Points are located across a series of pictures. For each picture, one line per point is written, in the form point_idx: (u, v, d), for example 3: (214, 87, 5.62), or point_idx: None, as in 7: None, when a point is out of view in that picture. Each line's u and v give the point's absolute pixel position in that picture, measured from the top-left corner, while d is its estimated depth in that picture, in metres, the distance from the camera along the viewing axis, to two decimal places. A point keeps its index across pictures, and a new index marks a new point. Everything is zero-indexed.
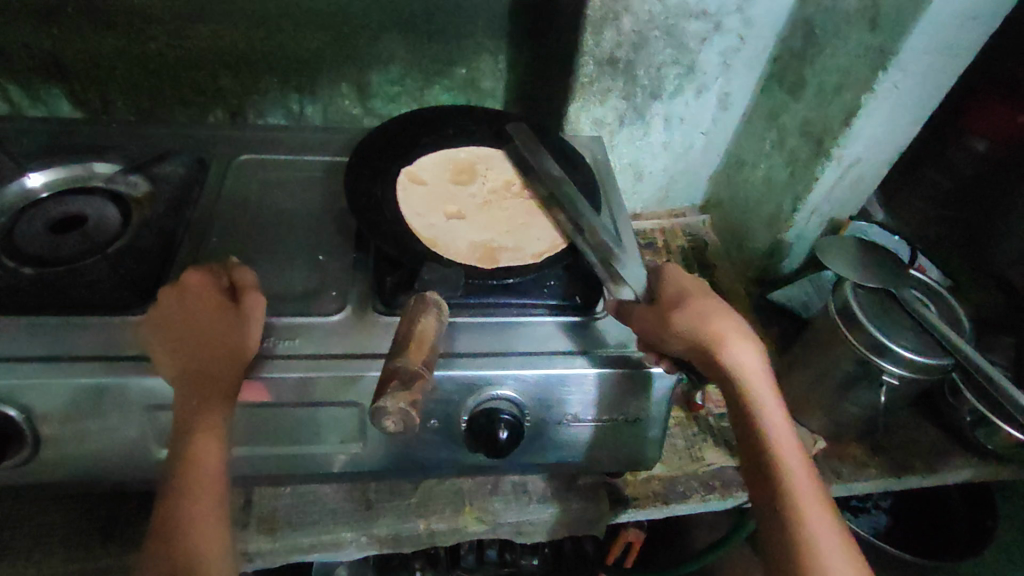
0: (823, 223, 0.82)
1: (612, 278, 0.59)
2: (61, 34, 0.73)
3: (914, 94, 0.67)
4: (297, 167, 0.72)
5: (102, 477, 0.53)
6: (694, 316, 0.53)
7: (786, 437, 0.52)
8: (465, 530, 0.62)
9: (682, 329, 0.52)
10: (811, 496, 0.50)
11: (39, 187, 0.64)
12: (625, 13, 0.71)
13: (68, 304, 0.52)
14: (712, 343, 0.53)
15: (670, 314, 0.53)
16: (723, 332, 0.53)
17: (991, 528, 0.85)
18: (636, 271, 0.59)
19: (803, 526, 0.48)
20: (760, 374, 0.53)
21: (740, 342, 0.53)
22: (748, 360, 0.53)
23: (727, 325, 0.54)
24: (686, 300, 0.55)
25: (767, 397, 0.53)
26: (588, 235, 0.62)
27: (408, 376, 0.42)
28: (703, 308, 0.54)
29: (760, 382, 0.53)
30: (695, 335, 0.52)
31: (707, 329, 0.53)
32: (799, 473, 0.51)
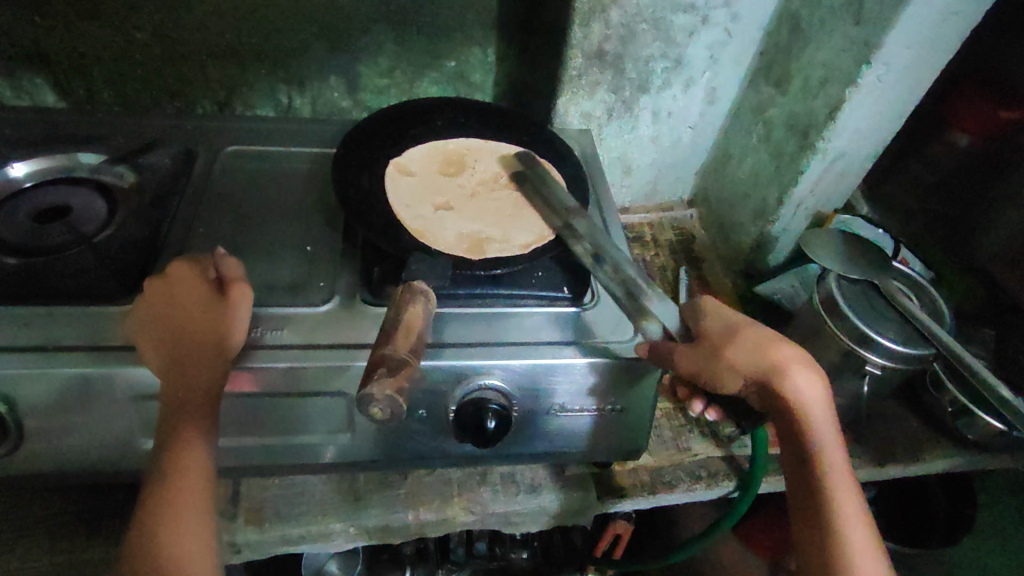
0: (808, 217, 0.84)
1: (641, 313, 0.57)
2: (46, 24, 0.72)
3: (898, 88, 0.67)
4: (285, 158, 0.72)
5: (87, 467, 0.53)
6: (750, 350, 0.53)
7: (841, 471, 0.53)
8: (453, 520, 0.62)
9: (740, 362, 0.52)
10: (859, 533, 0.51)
11: (23, 177, 0.64)
12: (612, 6, 0.71)
13: (52, 294, 0.52)
14: (771, 374, 0.52)
15: (725, 346, 0.53)
16: (784, 363, 0.52)
17: (972, 517, 0.87)
18: (667, 308, 0.57)
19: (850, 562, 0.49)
20: (822, 403, 0.53)
21: (803, 373, 0.53)
22: (811, 391, 0.53)
23: (788, 354, 0.53)
24: (738, 329, 0.54)
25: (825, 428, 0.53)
26: (608, 270, 0.59)
27: (394, 364, 0.42)
28: (758, 338, 0.54)
29: (822, 413, 0.53)
30: (754, 367, 0.53)
31: (767, 360, 0.53)
32: (851, 508, 0.52)
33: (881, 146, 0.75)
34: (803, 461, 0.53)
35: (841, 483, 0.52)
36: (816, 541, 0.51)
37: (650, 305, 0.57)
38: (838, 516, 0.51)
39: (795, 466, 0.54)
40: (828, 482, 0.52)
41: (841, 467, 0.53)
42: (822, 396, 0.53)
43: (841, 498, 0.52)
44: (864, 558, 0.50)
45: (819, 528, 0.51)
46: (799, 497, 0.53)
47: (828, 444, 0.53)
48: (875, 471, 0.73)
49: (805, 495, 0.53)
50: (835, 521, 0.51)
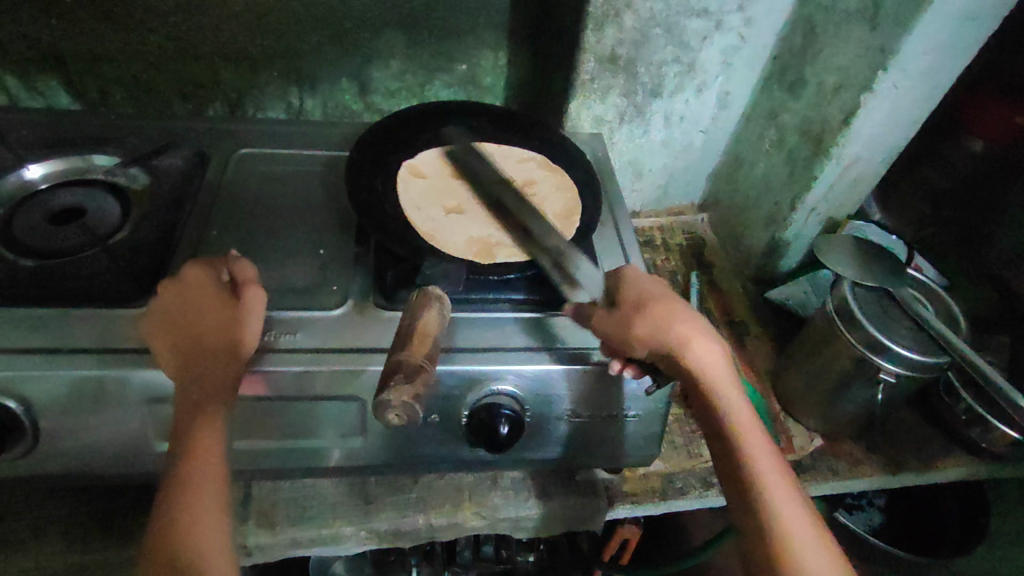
0: (822, 223, 0.83)
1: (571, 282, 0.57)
2: (61, 25, 0.73)
3: (914, 95, 0.67)
4: (297, 161, 0.72)
5: (100, 470, 0.53)
6: (655, 319, 0.53)
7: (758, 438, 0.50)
8: (464, 525, 0.62)
9: (643, 334, 0.52)
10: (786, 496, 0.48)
11: (38, 179, 0.64)
12: (626, 11, 0.71)
13: (68, 296, 0.53)
14: (674, 346, 0.52)
15: (633, 317, 0.52)
16: (685, 334, 0.53)
17: (985, 526, 0.86)
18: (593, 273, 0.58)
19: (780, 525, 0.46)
20: (725, 375, 0.53)
21: (702, 342, 0.53)
22: (710, 361, 0.52)
23: (687, 323, 0.53)
24: (645, 302, 0.54)
25: (733, 395, 0.52)
26: (541, 246, 0.60)
27: (411, 369, 0.42)
28: (663, 312, 0.53)
29: (725, 380, 0.52)
30: (659, 340, 0.52)
31: (670, 330, 0.53)
32: (776, 480, 0.48)
33: (895, 152, 0.74)
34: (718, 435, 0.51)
35: (761, 453, 0.49)
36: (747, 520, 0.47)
37: (577, 273, 0.58)
38: (764, 491, 0.48)
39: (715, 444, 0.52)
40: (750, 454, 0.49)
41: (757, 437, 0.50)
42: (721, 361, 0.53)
43: (764, 470, 0.48)
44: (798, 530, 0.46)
45: (748, 507, 0.48)
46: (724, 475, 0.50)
47: (740, 413, 0.51)
48: (886, 478, 0.74)
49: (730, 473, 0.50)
50: (763, 496, 0.47)
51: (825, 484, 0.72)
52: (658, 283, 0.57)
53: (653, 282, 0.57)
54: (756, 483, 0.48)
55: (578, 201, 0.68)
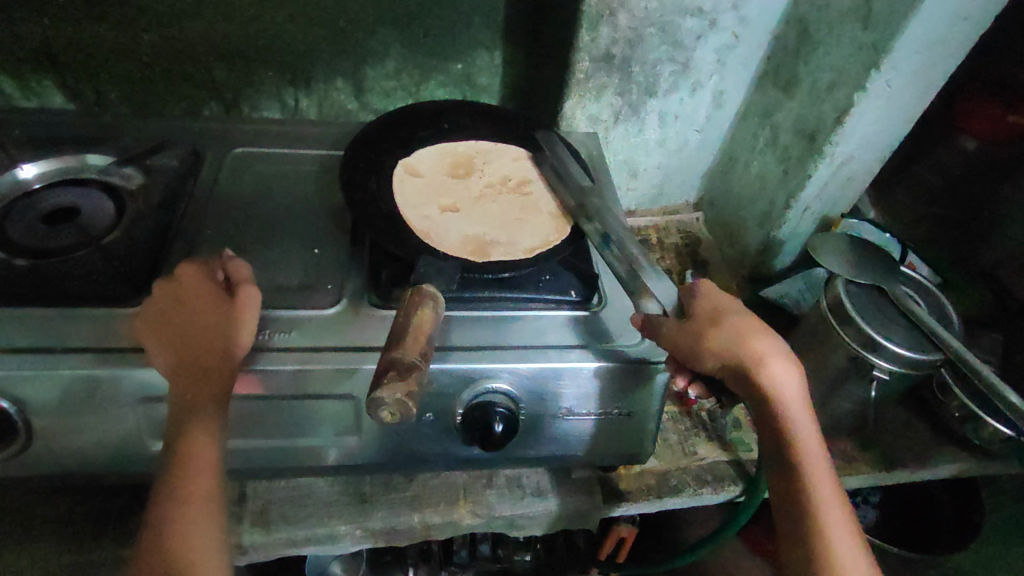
0: (816, 221, 0.83)
1: (641, 289, 0.56)
2: (55, 24, 0.73)
3: (905, 93, 0.67)
4: (292, 160, 0.72)
5: (94, 470, 0.53)
6: (730, 336, 0.53)
7: (820, 464, 0.51)
8: (459, 523, 0.62)
9: (717, 348, 0.52)
10: (839, 524, 0.50)
11: (32, 178, 0.64)
12: (620, 10, 0.71)
13: (61, 295, 0.53)
14: (748, 362, 0.53)
15: (707, 330, 0.53)
16: (762, 352, 0.53)
17: (978, 524, 0.86)
18: (666, 287, 0.57)
19: (830, 551, 0.48)
20: (798, 396, 0.53)
21: (778, 360, 0.53)
22: (785, 381, 0.53)
23: (765, 344, 0.53)
24: (722, 315, 0.54)
25: (802, 420, 0.53)
26: (617, 249, 0.60)
27: (405, 368, 0.42)
28: (738, 326, 0.54)
29: (797, 403, 0.53)
30: (729, 355, 0.53)
31: (745, 348, 0.53)
32: (834, 508, 0.50)
33: (888, 150, 0.75)
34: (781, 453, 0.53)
35: (822, 479, 0.51)
36: (801, 541, 0.49)
37: (648, 283, 0.57)
38: (821, 518, 0.50)
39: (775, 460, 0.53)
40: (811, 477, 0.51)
41: (820, 462, 0.52)
42: (797, 384, 0.53)
43: (823, 497, 0.50)
44: (850, 559, 0.48)
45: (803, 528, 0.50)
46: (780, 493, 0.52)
47: (806, 436, 0.52)
48: (881, 475, 0.74)
49: (789, 493, 0.51)
50: (818, 522, 0.49)
51: None
52: (730, 296, 0.57)
53: (726, 296, 0.57)
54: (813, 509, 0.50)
55: None
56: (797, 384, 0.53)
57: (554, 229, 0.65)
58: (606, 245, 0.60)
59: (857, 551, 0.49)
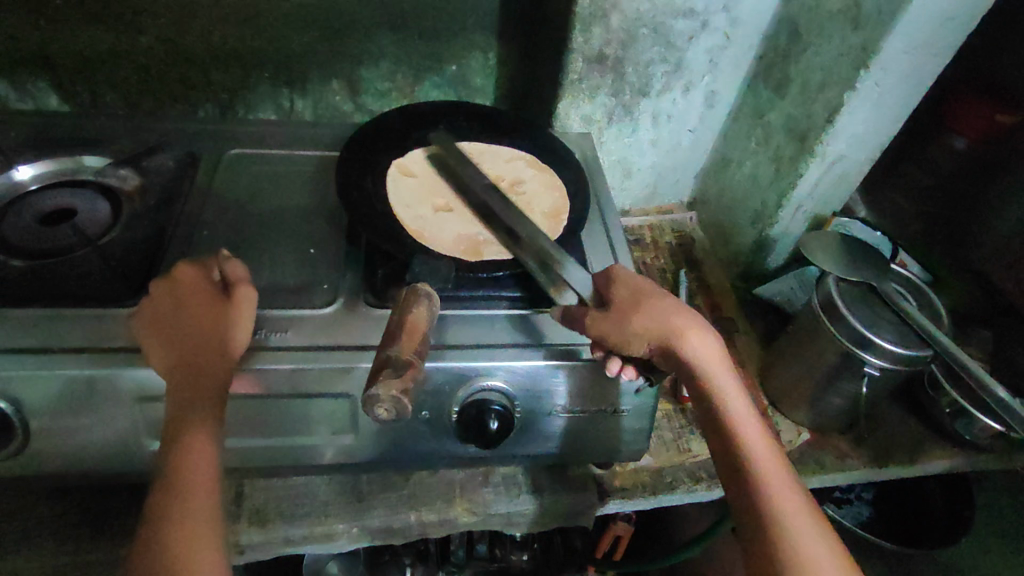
0: (807, 220, 0.84)
1: (556, 284, 0.57)
2: (50, 27, 0.73)
3: (894, 92, 0.68)
4: (287, 161, 0.72)
5: (91, 469, 0.53)
6: (650, 314, 0.53)
7: (752, 431, 0.50)
8: (456, 521, 0.63)
9: (641, 327, 0.53)
10: (784, 488, 0.47)
11: (28, 180, 0.64)
12: (613, 11, 0.72)
13: (59, 296, 0.53)
14: (669, 337, 0.53)
15: (631, 312, 0.53)
16: (683, 325, 0.53)
17: (969, 518, 0.87)
18: (583, 273, 0.57)
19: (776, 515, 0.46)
20: (721, 367, 0.53)
21: (698, 332, 0.53)
22: (707, 351, 0.53)
23: (683, 318, 0.54)
24: (639, 298, 0.54)
25: (730, 389, 0.52)
26: (525, 246, 0.60)
27: (400, 365, 0.43)
28: (658, 305, 0.54)
29: (721, 373, 0.53)
30: (654, 333, 0.53)
31: (666, 323, 0.53)
32: (776, 472, 0.48)
33: (878, 149, 0.75)
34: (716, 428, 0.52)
35: (758, 446, 0.50)
36: (747, 513, 0.47)
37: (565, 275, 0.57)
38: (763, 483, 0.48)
39: (712, 437, 0.52)
40: (746, 446, 0.50)
41: (754, 430, 0.51)
42: (717, 354, 0.53)
43: (760, 462, 0.48)
44: (798, 522, 0.46)
45: (747, 498, 0.47)
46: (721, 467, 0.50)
47: (735, 404, 0.52)
48: (873, 471, 0.75)
49: (727, 465, 0.50)
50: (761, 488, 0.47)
51: (813, 477, 0.73)
52: (645, 279, 0.57)
53: (640, 279, 0.57)
54: (753, 476, 0.48)
55: (567, 199, 0.68)
56: (719, 355, 0.54)
57: (548, 228, 0.65)
58: (516, 244, 0.60)
59: (807, 514, 0.46)
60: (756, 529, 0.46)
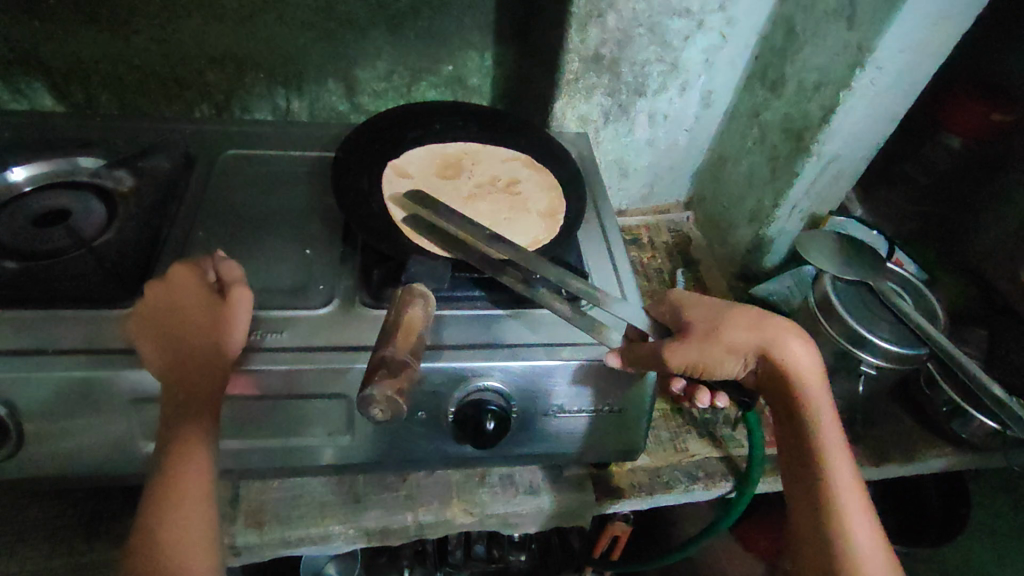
0: (804, 219, 0.84)
1: (596, 325, 0.57)
2: (44, 28, 0.73)
3: (891, 91, 0.68)
4: (283, 162, 0.72)
5: (85, 472, 0.53)
6: (745, 329, 0.57)
7: (834, 440, 0.56)
8: (453, 521, 0.63)
9: (737, 342, 0.56)
10: (852, 495, 0.54)
11: (22, 181, 0.64)
12: (609, 11, 0.72)
13: (52, 298, 0.53)
14: (766, 349, 0.57)
15: (720, 328, 0.56)
16: (782, 337, 0.57)
17: (965, 517, 0.88)
18: (629, 306, 0.59)
19: (842, 518, 0.52)
20: (815, 378, 0.57)
21: (798, 343, 0.57)
22: (806, 363, 0.57)
23: (781, 330, 0.57)
24: (730, 315, 0.57)
25: (821, 399, 0.57)
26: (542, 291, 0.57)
27: (395, 366, 0.42)
28: (754, 319, 0.58)
29: (815, 384, 0.57)
30: (749, 345, 0.57)
31: (764, 336, 0.57)
32: (847, 481, 0.54)
33: (874, 148, 0.76)
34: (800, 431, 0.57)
35: (837, 454, 0.55)
36: (813, 512, 0.54)
37: (620, 312, 0.57)
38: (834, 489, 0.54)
39: (792, 437, 0.57)
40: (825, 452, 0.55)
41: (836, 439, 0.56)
42: (814, 365, 0.57)
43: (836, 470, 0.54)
44: (859, 528, 0.52)
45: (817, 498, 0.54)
46: (796, 467, 0.56)
47: (823, 414, 0.56)
48: (870, 470, 0.75)
49: (803, 467, 0.56)
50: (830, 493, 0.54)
51: None
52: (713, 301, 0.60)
53: (710, 302, 0.59)
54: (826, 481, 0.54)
55: (563, 199, 0.68)
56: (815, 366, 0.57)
57: (544, 228, 0.66)
58: (534, 288, 0.57)
59: (867, 521, 0.53)
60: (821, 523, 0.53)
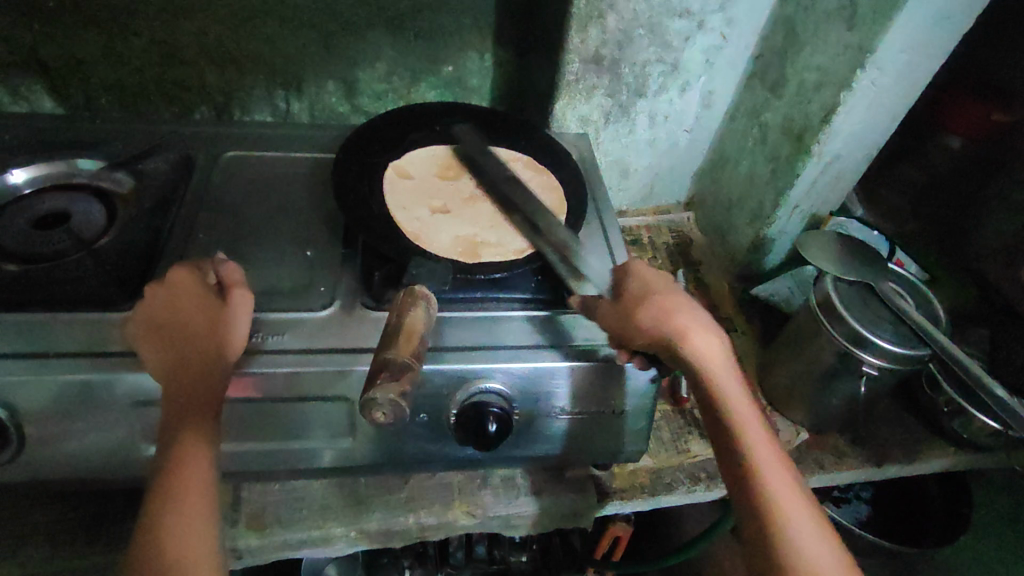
0: (804, 220, 0.84)
1: (577, 275, 0.61)
2: (43, 30, 0.72)
3: (891, 91, 0.68)
4: (283, 164, 0.72)
5: (86, 475, 0.53)
6: (656, 311, 0.54)
7: (755, 429, 0.50)
8: (455, 523, 0.62)
9: (645, 327, 0.53)
10: (785, 486, 0.47)
11: (22, 183, 0.64)
12: (609, 12, 0.72)
13: (52, 300, 0.52)
14: (673, 336, 0.53)
15: (633, 309, 0.54)
16: (682, 325, 0.53)
17: (966, 515, 0.87)
18: (601, 267, 0.62)
19: (777, 514, 0.45)
20: (725, 366, 0.53)
21: (701, 332, 0.53)
22: (711, 352, 0.53)
23: (687, 317, 0.54)
24: (648, 296, 0.55)
25: (733, 387, 0.52)
26: (546, 238, 0.63)
27: (397, 368, 0.42)
28: (664, 304, 0.55)
29: (725, 371, 0.53)
30: (658, 331, 0.53)
31: (670, 322, 0.53)
32: (777, 472, 0.48)
33: (875, 148, 0.75)
34: (720, 434, 0.51)
35: (760, 444, 0.49)
36: (748, 514, 0.46)
37: (586, 269, 0.61)
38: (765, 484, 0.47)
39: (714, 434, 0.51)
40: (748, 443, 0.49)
41: (757, 432, 0.49)
42: (721, 352, 0.53)
43: (763, 461, 0.48)
44: (800, 523, 0.45)
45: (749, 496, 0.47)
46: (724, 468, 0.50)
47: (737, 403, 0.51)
48: (871, 470, 0.75)
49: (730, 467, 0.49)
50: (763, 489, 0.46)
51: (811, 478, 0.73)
52: (662, 279, 0.58)
53: (658, 278, 0.58)
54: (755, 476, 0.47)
55: (564, 200, 0.68)
56: (723, 355, 0.53)
57: None
58: (538, 236, 0.63)
59: (806, 513, 0.46)
60: (756, 525, 0.46)
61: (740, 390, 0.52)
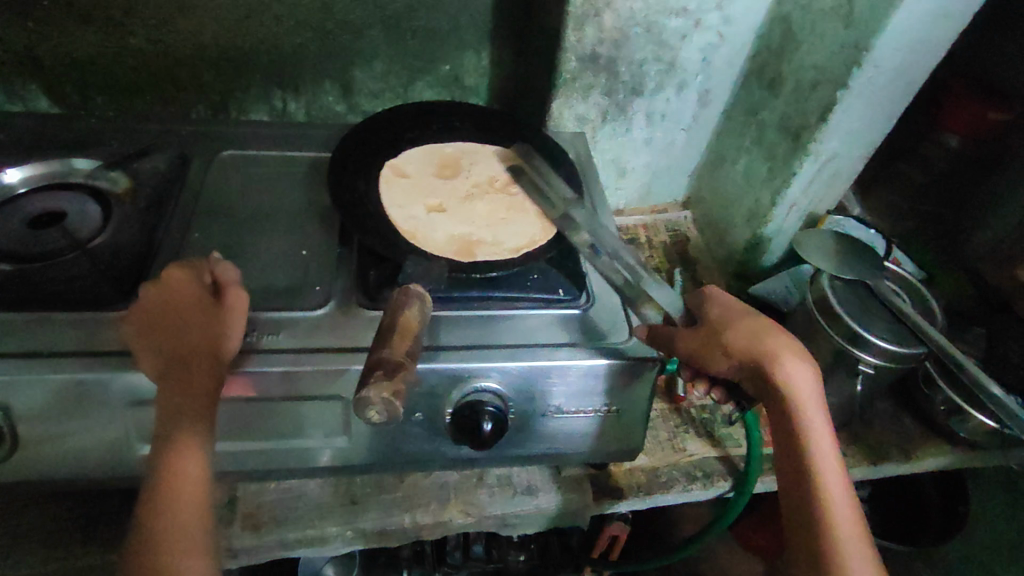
0: (801, 219, 0.84)
1: (643, 299, 0.61)
2: (39, 29, 0.72)
3: (887, 89, 0.68)
4: (279, 163, 0.72)
5: (80, 475, 0.53)
6: (747, 336, 0.56)
7: (827, 454, 0.55)
8: (451, 523, 0.62)
9: (734, 349, 0.56)
10: (844, 510, 0.53)
11: (16, 182, 0.63)
12: (606, 11, 0.72)
13: (46, 300, 0.52)
14: (763, 360, 0.56)
15: (721, 332, 0.57)
16: (776, 349, 0.56)
17: (965, 514, 0.89)
18: (667, 294, 0.61)
19: (834, 534, 0.52)
20: (813, 391, 0.56)
21: (794, 358, 0.56)
22: (802, 378, 0.56)
23: (780, 343, 0.57)
24: (736, 317, 0.58)
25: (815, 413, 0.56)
26: (603, 261, 0.63)
27: (391, 367, 0.42)
28: (753, 326, 0.57)
29: (811, 397, 0.56)
30: (746, 354, 0.56)
31: (761, 347, 0.56)
32: (839, 496, 0.53)
33: (871, 147, 0.75)
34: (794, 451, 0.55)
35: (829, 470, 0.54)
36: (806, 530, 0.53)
37: (651, 293, 0.61)
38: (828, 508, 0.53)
39: (787, 451, 0.56)
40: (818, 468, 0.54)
41: (831, 462, 0.55)
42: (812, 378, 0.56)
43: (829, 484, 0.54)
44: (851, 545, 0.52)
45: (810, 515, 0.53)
46: (790, 482, 0.55)
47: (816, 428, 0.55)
48: (869, 470, 0.74)
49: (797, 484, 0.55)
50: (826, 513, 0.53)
51: None
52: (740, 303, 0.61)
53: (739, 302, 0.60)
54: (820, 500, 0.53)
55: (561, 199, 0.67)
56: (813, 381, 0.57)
57: (541, 229, 0.65)
58: (596, 256, 0.63)
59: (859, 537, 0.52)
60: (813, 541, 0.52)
61: (823, 417, 0.56)
